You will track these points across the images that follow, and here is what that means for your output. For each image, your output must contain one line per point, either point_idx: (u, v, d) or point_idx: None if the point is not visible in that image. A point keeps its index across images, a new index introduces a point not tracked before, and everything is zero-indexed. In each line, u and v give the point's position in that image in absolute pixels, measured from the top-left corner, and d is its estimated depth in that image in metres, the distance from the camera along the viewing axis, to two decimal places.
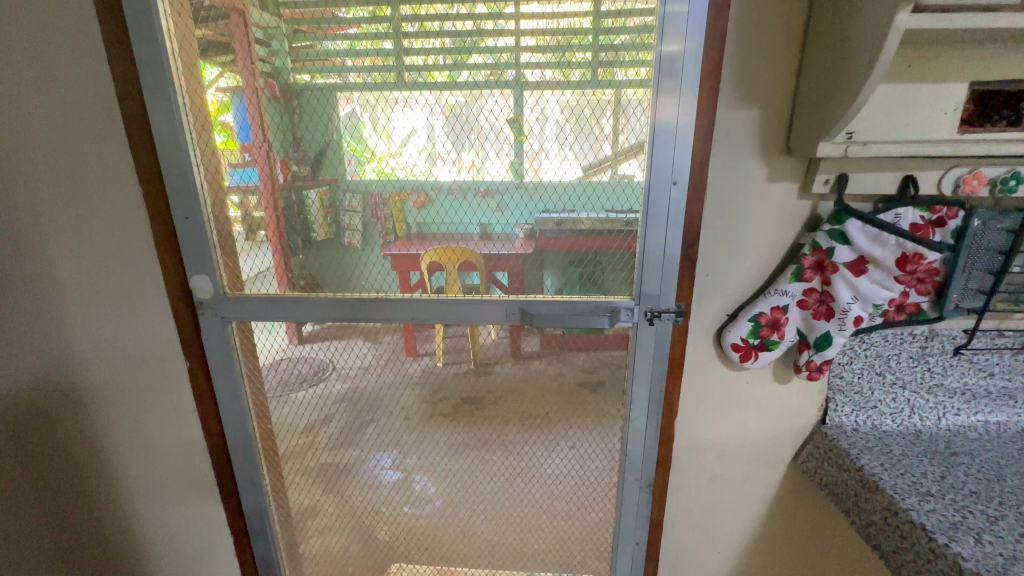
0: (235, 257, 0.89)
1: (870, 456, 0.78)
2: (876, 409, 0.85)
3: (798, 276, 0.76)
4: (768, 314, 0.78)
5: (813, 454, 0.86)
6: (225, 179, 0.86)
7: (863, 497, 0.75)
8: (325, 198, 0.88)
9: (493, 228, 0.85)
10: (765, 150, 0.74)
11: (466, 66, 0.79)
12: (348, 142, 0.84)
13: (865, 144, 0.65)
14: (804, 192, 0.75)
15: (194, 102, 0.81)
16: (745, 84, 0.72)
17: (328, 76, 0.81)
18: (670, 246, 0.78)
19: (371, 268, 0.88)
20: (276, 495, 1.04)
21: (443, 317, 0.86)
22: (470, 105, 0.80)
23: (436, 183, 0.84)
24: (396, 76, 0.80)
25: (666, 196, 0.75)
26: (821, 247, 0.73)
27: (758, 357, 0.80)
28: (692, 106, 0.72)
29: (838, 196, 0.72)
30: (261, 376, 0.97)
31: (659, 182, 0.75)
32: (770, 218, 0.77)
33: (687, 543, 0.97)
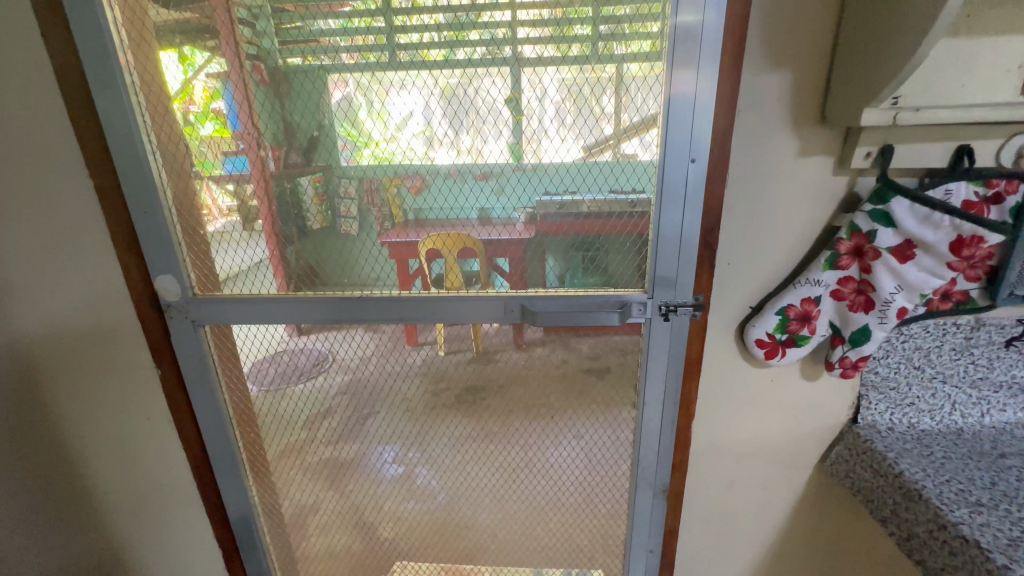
0: (205, 254, 0.85)
1: (911, 460, 0.75)
2: (913, 406, 0.81)
3: (832, 264, 0.71)
4: (797, 307, 0.73)
5: (843, 455, 0.83)
6: (219, 168, 0.82)
7: (903, 506, 0.72)
8: (319, 185, 0.84)
9: (493, 213, 0.80)
10: (797, 121, 0.69)
11: (462, 44, 0.74)
12: (342, 128, 0.79)
13: (916, 109, 0.61)
14: (841, 167, 0.70)
15: (145, 82, 0.76)
16: (771, 53, 0.66)
17: (319, 57, 0.77)
18: (688, 228, 0.73)
19: (365, 257, 0.84)
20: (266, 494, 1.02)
21: (444, 305, 0.82)
22: (466, 86, 0.75)
23: (433, 167, 0.80)
24: (388, 55, 0.75)
25: (683, 174, 0.70)
26: (860, 230, 0.68)
27: (785, 354, 0.76)
28: (712, 75, 0.66)
29: (880, 171, 0.67)
30: (252, 372, 0.93)
31: (678, 162, 0.70)
32: (798, 196, 0.72)
33: (708, 536, 0.94)
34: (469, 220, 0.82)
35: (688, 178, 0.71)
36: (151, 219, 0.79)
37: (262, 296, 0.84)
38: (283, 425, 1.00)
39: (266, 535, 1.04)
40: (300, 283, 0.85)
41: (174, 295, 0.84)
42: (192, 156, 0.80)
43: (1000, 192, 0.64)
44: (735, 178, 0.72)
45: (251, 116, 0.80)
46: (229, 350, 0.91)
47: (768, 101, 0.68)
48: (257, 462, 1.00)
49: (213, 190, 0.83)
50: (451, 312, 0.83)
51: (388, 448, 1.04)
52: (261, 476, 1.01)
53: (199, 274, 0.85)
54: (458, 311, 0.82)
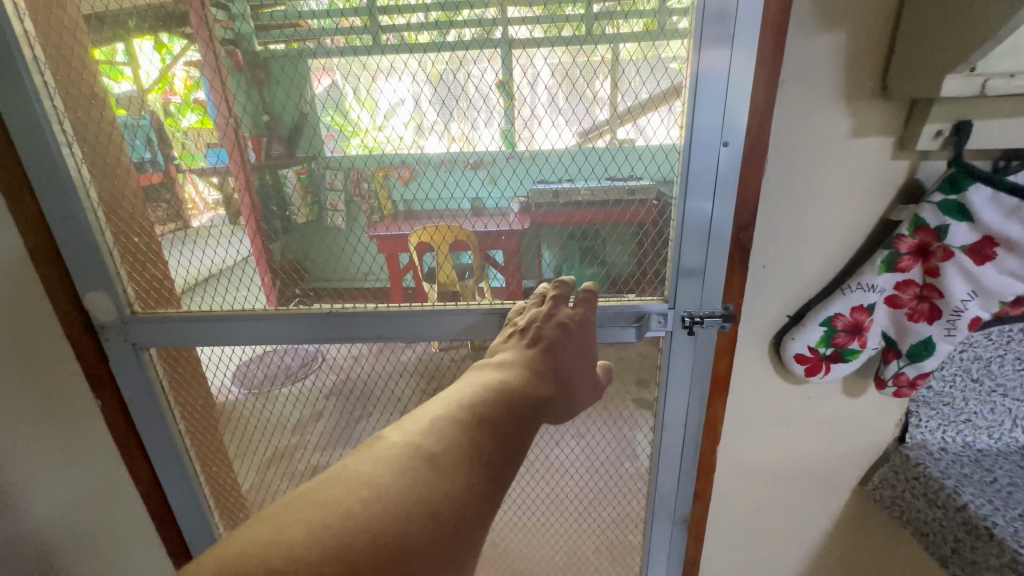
0: (143, 263, 0.80)
1: (973, 490, 0.72)
2: (969, 423, 0.78)
3: (892, 265, 0.66)
4: (847, 315, 0.69)
5: (888, 480, 0.79)
6: (202, 161, 0.77)
7: (968, 545, 0.70)
8: (303, 177, 0.79)
9: (485, 203, 0.75)
10: (853, 93, 0.62)
11: (452, 25, 0.67)
12: (327, 116, 0.73)
13: (1011, 77, 0.54)
14: (903, 146, 0.63)
15: (60, 80, 0.70)
16: (820, 27, 0.59)
17: (301, 43, 0.70)
18: (719, 217, 0.67)
19: (353, 251, 0.80)
20: (224, 504, 0.98)
21: (433, 319, 0.77)
22: (457, 72, 0.69)
23: (423, 156, 0.74)
24: (371, 38, 0.68)
25: (714, 157, 0.64)
26: (927, 226, 0.62)
27: (829, 369, 0.72)
28: (751, 43, 0.59)
29: (953, 149, 0.60)
30: (246, 372, 0.92)
31: (708, 150, 0.64)
32: (847, 179, 0.66)
33: (732, 541, 0.90)
34: (463, 209, 0.76)
35: (721, 168, 0.64)
36: (65, 225, 0.73)
37: (244, 312, 0.79)
38: (256, 435, 0.99)
39: (222, 549, 1.00)
40: (287, 282, 0.81)
41: (106, 312, 0.78)
42: (176, 148, 0.76)
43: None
44: (771, 169, 0.66)
45: (226, 96, 0.74)
46: (185, 368, 0.88)
47: (815, 81, 0.62)
48: (214, 482, 0.96)
49: (198, 183, 0.79)
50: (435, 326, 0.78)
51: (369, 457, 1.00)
52: (219, 493, 0.97)
53: (135, 287, 0.80)
54: (450, 325, 0.77)
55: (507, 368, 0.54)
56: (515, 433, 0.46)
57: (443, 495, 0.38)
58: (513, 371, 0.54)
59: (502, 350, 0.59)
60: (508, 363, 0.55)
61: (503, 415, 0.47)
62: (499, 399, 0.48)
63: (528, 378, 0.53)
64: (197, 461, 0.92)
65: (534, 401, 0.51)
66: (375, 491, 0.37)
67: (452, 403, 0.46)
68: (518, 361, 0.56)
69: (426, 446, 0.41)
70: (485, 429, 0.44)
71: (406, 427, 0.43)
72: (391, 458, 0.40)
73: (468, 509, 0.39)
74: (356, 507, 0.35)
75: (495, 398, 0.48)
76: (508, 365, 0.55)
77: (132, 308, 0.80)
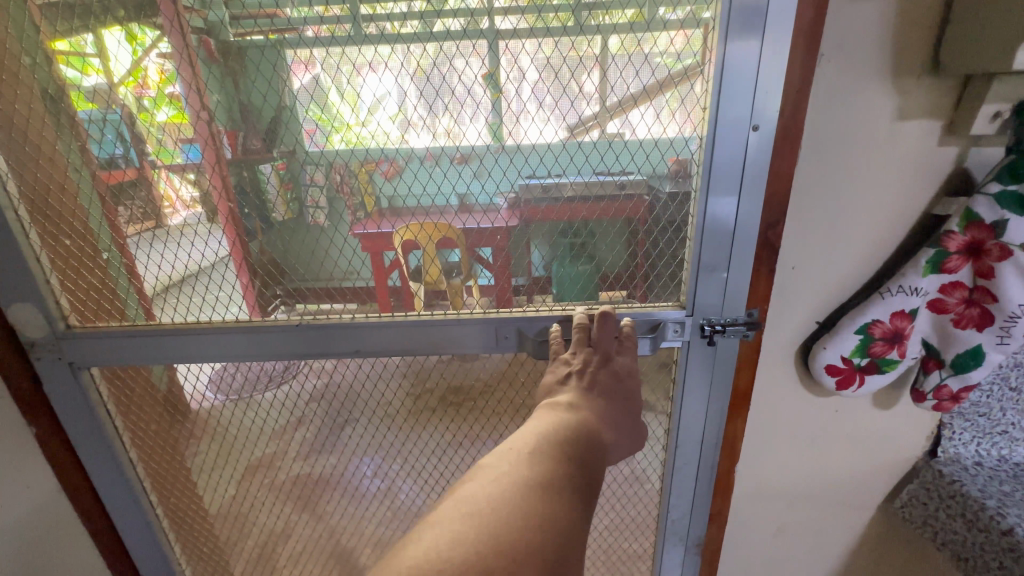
0: (74, 272, 0.78)
1: (1015, 509, 0.70)
2: (1005, 435, 0.76)
3: (938, 266, 0.63)
4: (887, 323, 0.67)
5: (920, 496, 0.78)
6: (177, 156, 0.72)
7: (1009, 567, 0.68)
8: (283, 172, 0.72)
9: (474, 199, 0.71)
10: (900, 69, 0.59)
11: (440, 15, 0.63)
12: (307, 111, 0.68)
13: None
14: (954, 127, 0.61)
15: None
16: (860, 6, 0.57)
17: (280, 32, 0.65)
18: (745, 207, 0.64)
19: (337, 250, 0.75)
20: (186, 507, 0.97)
21: (414, 333, 0.77)
22: (439, 65, 0.65)
23: (409, 151, 0.69)
24: (353, 28, 0.64)
25: (742, 143, 0.61)
26: (983, 222, 0.60)
27: (862, 382, 0.71)
28: (788, 18, 0.56)
29: (1014, 132, 0.59)
30: (223, 377, 0.86)
31: (736, 139, 0.61)
32: (887, 162, 0.63)
33: (749, 537, 0.89)
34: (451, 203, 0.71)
35: (749, 155, 0.62)
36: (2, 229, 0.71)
37: (229, 325, 0.78)
38: (220, 456, 0.96)
39: (177, 550, 0.98)
40: (267, 278, 0.77)
41: (38, 329, 0.77)
42: (149, 142, 0.71)
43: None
44: (802, 158, 0.63)
45: (201, 95, 0.69)
46: (137, 381, 0.86)
47: (854, 66, 0.59)
48: (167, 502, 0.95)
49: (174, 180, 0.73)
50: (405, 346, 0.78)
51: (357, 468, 0.96)
52: (176, 511, 0.96)
53: (71, 299, 0.78)
54: (423, 341, 0.77)
55: (577, 410, 0.63)
56: (591, 472, 0.55)
57: (561, 512, 0.48)
58: (583, 414, 0.62)
59: (561, 389, 0.67)
60: (576, 405, 0.63)
61: (583, 446, 0.57)
62: (578, 439, 0.58)
63: (596, 422, 0.63)
64: (147, 483, 0.92)
65: (599, 438, 0.61)
66: (503, 505, 0.47)
67: (540, 437, 0.57)
68: (585, 405, 0.64)
69: (535, 473, 0.51)
70: (568, 464, 0.54)
71: (509, 456, 0.54)
72: (509, 483, 0.50)
73: (574, 517, 0.49)
74: (497, 512, 0.46)
75: (570, 440, 0.57)
76: (577, 408, 0.63)
77: (67, 322, 0.78)
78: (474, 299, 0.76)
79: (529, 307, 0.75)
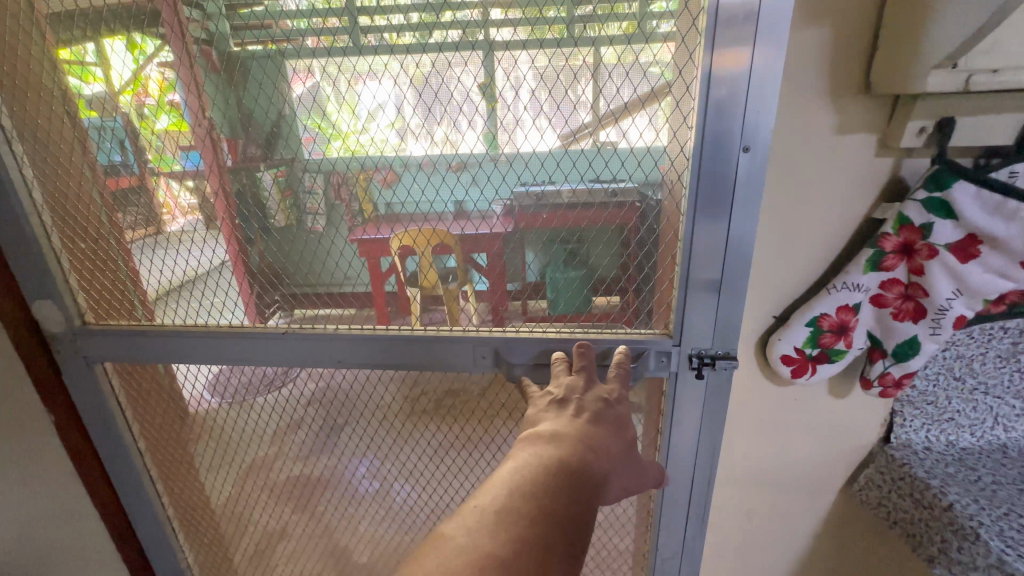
0: (90, 273, 0.81)
1: (958, 489, 0.73)
2: (952, 421, 0.79)
3: (877, 263, 0.66)
4: (834, 316, 0.69)
5: (874, 480, 0.80)
6: (177, 163, 0.75)
7: (954, 543, 0.71)
8: (281, 180, 0.76)
9: (469, 206, 0.74)
10: (838, 89, 0.62)
11: (437, 27, 0.66)
12: (307, 119, 0.71)
13: (995, 71, 0.55)
14: (886, 143, 0.64)
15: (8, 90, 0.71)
16: (823, 27, 0.60)
17: (275, 42, 0.68)
18: (737, 227, 0.65)
19: (333, 257, 0.78)
20: (187, 504, 1.00)
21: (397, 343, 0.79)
22: (439, 74, 0.68)
23: (406, 160, 0.72)
24: (351, 39, 0.67)
25: (733, 164, 0.62)
26: (912, 223, 0.63)
27: (816, 370, 0.72)
28: (775, 43, 0.57)
29: (938, 148, 0.61)
30: (223, 380, 0.89)
31: (726, 156, 0.62)
32: (836, 175, 0.66)
33: (724, 540, 0.91)
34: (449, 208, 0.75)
35: (740, 176, 0.63)
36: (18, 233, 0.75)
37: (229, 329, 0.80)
38: (222, 461, 0.98)
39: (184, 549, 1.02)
40: (265, 287, 0.80)
41: (56, 323, 0.80)
42: (148, 150, 0.75)
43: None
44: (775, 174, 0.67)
45: (202, 104, 0.73)
46: (146, 383, 0.90)
47: (812, 82, 0.62)
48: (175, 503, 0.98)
49: (173, 187, 0.77)
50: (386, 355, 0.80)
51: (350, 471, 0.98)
52: (182, 510, 1.00)
53: (87, 298, 0.82)
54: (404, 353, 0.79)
55: (560, 443, 0.55)
56: (573, 526, 0.48)
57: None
58: (567, 445, 0.55)
59: (544, 418, 0.61)
60: (560, 437, 0.56)
61: (561, 494, 0.49)
62: (557, 486, 0.50)
63: (583, 454, 0.55)
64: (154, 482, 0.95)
65: (588, 479, 0.53)
66: None
67: (513, 487, 0.49)
68: (571, 434, 0.57)
69: (495, 538, 0.44)
70: (545, 523, 0.47)
71: (472, 515, 0.47)
72: (468, 553, 0.43)
73: None
74: None
75: (553, 485, 0.50)
76: (560, 438, 0.56)
77: (83, 319, 0.82)
78: (469, 302, 0.79)
79: (513, 328, 0.77)
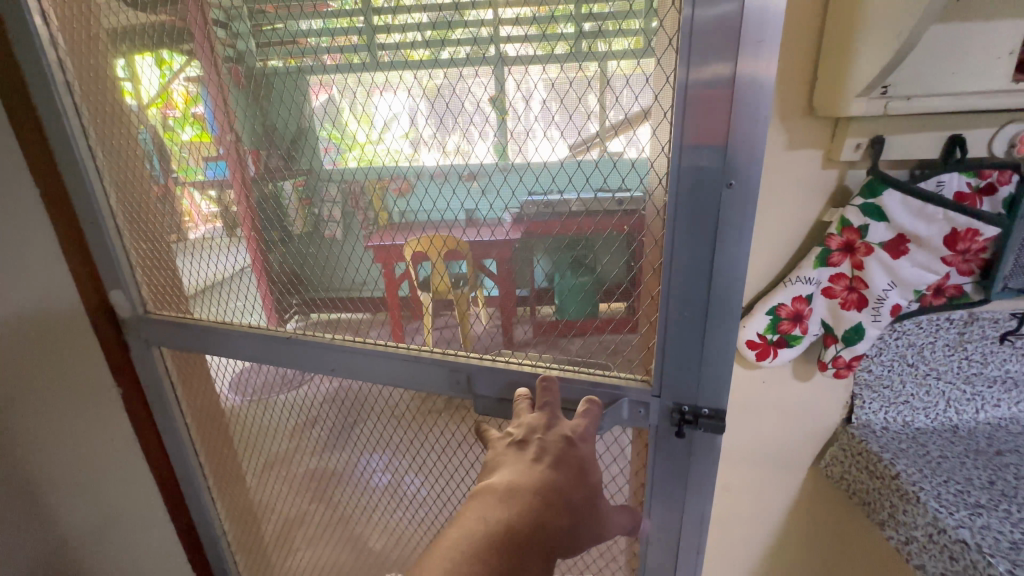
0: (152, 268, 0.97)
1: (907, 460, 0.75)
2: (908, 404, 0.80)
3: (824, 260, 0.69)
4: (790, 305, 0.72)
5: (838, 456, 0.82)
6: (202, 171, 0.90)
7: (901, 507, 0.72)
8: (302, 189, 0.85)
9: (481, 215, 0.77)
10: (785, 110, 0.66)
11: (448, 44, 0.71)
12: (325, 130, 0.80)
13: (907, 98, 0.59)
14: (830, 159, 0.68)
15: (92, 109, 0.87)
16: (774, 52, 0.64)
17: (300, 59, 0.77)
18: (721, 259, 0.64)
19: (341, 262, 0.87)
20: (220, 485, 1.14)
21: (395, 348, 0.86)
22: (451, 86, 0.73)
23: (419, 169, 0.78)
24: (370, 56, 0.74)
25: (715, 197, 0.61)
26: (852, 226, 0.66)
27: (777, 354, 0.75)
28: (754, 72, 0.55)
29: (872, 162, 0.65)
30: (246, 375, 1.00)
31: (706, 187, 0.61)
32: (791, 188, 0.70)
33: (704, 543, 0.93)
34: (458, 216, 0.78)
35: (722, 210, 0.61)
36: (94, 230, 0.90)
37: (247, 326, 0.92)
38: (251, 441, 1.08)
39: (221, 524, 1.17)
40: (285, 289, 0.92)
41: (125, 308, 0.97)
42: (176, 162, 0.90)
43: (993, 180, 0.62)
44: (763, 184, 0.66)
45: (229, 117, 0.85)
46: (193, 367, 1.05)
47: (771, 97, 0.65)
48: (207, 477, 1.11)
49: (195, 196, 0.92)
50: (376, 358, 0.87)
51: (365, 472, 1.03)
52: (217, 484, 1.14)
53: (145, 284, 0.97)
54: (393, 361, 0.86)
55: (513, 502, 0.54)
56: None
57: None
58: (520, 506, 0.54)
59: (502, 463, 0.60)
60: (514, 494, 0.55)
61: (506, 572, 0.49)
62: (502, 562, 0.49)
63: (536, 517, 0.53)
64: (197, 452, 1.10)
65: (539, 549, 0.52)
66: None
67: (454, 559, 0.48)
68: (527, 486, 0.55)
69: None
70: None
71: None
72: None
73: None
74: None
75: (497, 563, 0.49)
76: (514, 495, 0.55)
77: (145, 306, 0.97)
78: (478, 307, 0.83)
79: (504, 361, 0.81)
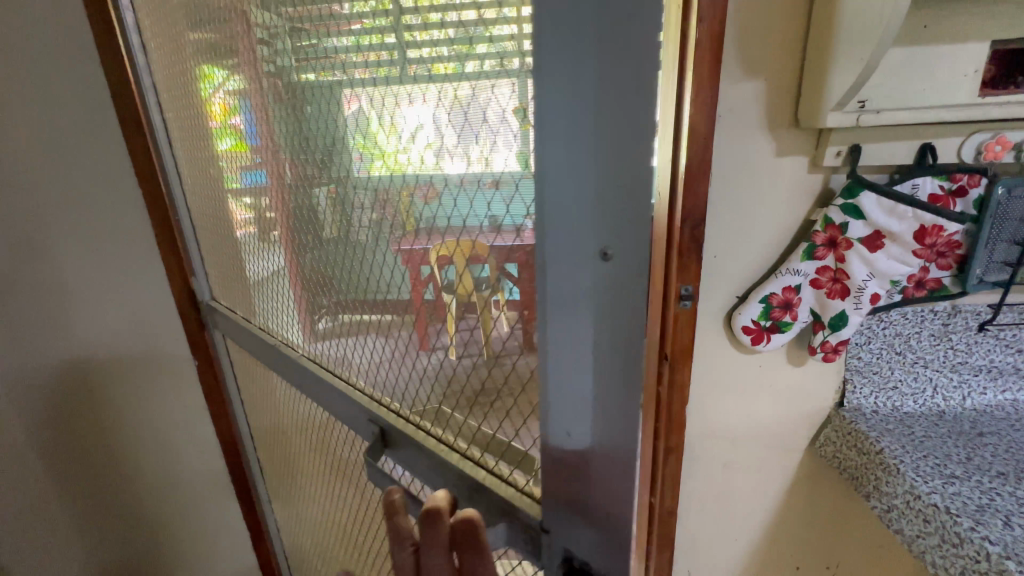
0: None
1: (891, 439, 0.66)
2: (896, 390, 0.72)
3: (809, 254, 0.63)
4: (779, 295, 0.65)
5: (832, 438, 0.73)
6: (238, 180, 0.88)
7: (883, 480, 0.64)
8: (334, 197, 0.76)
9: (504, 220, 0.57)
10: (774, 123, 0.60)
11: (472, 57, 0.54)
12: (355, 140, 0.69)
13: (878, 112, 0.55)
14: (813, 166, 0.62)
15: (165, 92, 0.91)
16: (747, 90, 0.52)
17: (331, 73, 0.68)
18: (596, 387, 0.37)
19: (370, 271, 0.75)
20: None
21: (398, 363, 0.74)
22: (478, 95, 0.54)
23: (445, 177, 0.60)
24: (399, 68, 0.60)
25: (580, 280, 0.35)
26: (834, 223, 0.61)
27: (771, 341, 0.67)
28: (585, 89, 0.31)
29: (851, 169, 0.60)
30: None
31: (572, 265, 0.35)
32: (780, 195, 0.63)
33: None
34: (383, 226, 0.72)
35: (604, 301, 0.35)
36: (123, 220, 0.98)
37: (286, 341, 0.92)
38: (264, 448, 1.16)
39: None
40: (316, 288, 0.86)
41: None
42: None
43: (962, 186, 0.58)
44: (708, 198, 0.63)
45: (268, 129, 0.81)
46: None
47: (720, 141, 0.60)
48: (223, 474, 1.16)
49: None
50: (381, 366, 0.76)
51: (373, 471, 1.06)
52: None
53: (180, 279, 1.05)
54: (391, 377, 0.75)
55: None
56: None
57: None
58: None
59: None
60: None
61: None
62: None
63: None
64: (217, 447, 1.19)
65: None
66: None
67: None
68: None
69: None
70: None
71: None
72: None
73: None
74: None
75: None
76: None
77: None
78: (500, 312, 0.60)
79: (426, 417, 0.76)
